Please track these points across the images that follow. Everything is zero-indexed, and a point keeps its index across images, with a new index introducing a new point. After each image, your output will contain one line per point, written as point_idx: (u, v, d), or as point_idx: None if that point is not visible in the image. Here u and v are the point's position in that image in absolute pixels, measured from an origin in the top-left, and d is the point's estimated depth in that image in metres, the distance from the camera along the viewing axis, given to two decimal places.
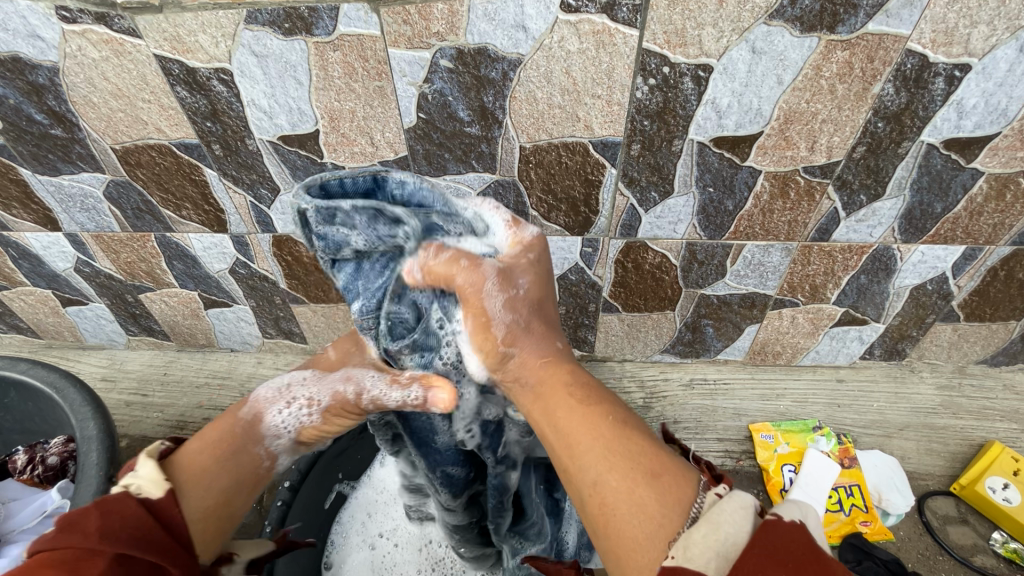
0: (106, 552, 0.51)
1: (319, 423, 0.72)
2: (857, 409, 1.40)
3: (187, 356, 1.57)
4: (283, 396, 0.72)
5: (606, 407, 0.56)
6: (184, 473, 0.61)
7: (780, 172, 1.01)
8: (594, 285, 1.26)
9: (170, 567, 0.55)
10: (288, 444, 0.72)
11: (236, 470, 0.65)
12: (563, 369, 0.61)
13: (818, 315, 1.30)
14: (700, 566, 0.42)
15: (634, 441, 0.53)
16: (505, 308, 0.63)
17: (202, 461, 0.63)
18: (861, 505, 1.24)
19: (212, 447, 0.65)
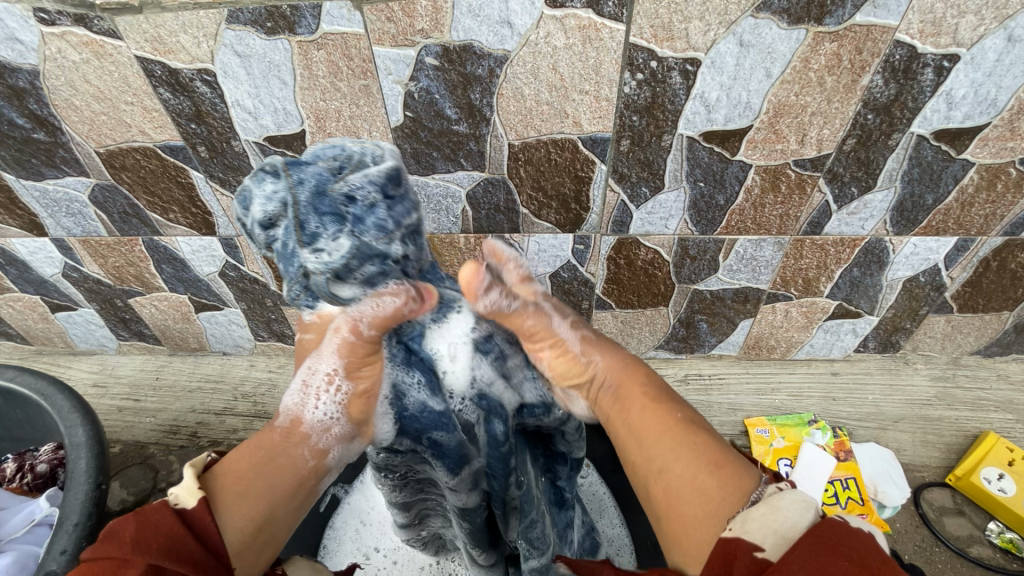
0: (142, 562, 0.45)
1: (354, 387, 0.63)
2: (852, 402, 1.40)
3: (180, 360, 1.56)
4: (308, 392, 0.63)
5: (676, 405, 0.58)
6: (226, 482, 0.56)
7: (771, 165, 1.01)
8: (587, 282, 1.26)
9: None
10: (339, 434, 0.64)
11: (276, 475, 0.59)
12: (641, 371, 0.62)
13: (812, 308, 1.29)
14: (757, 540, 0.41)
15: (699, 434, 0.53)
16: (575, 329, 0.65)
17: (241, 468, 0.58)
18: (857, 498, 1.24)
19: (251, 456, 0.59)
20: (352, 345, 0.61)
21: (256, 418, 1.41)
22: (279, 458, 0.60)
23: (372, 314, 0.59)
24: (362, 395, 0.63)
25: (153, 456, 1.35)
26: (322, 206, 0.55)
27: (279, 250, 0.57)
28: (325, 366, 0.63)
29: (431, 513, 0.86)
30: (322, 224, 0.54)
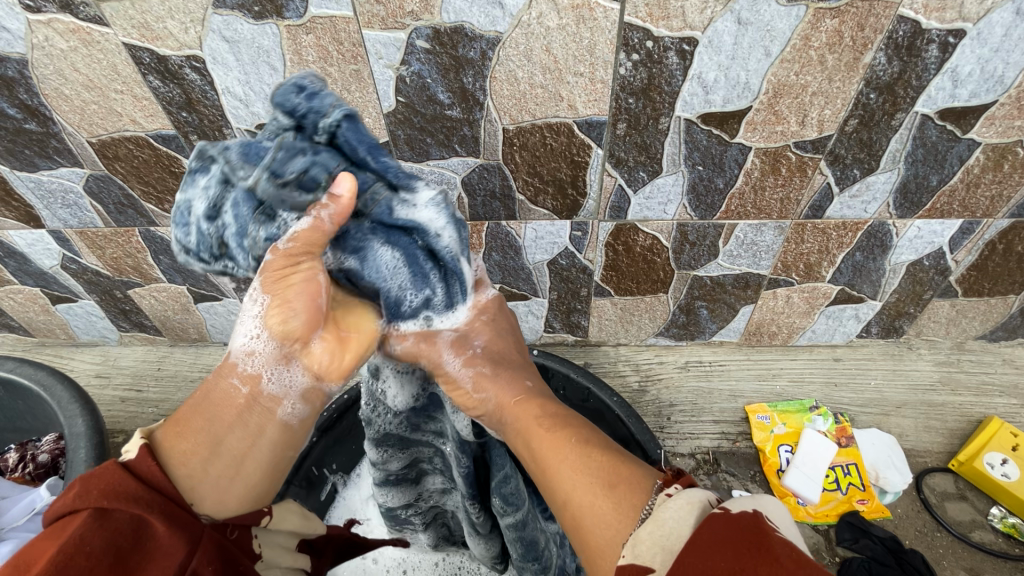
0: (87, 509, 0.54)
1: (272, 305, 0.63)
2: (854, 387, 1.39)
3: (180, 351, 1.58)
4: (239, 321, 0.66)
5: (572, 431, 0.66)
6: (170, 430, 0.64)
7: (771, 148, 0.99)
8: (585, 269, 1.25)
9: (153, 518, 0.57)
10: (268, 356, 0.66)
11: (213, 412, 0.64)
12: (534, 403, 0.72)
13: (813, 294, 1.28)
14: (647, 561, 0.47)
15: (594, 459, 0.61)
16: (466, 365, 0.77)
17: (186, 412, 0.65)
18: (858, 483, 1.25)
19: (195, 406, 0.66)
20: (274, 270, 0.62)
21: None
22: (214, 392, 0.66)
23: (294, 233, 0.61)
24: (285, 305, 0.62)
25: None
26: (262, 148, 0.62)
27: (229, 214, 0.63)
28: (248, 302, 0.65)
29: (428, 480, 0.92)
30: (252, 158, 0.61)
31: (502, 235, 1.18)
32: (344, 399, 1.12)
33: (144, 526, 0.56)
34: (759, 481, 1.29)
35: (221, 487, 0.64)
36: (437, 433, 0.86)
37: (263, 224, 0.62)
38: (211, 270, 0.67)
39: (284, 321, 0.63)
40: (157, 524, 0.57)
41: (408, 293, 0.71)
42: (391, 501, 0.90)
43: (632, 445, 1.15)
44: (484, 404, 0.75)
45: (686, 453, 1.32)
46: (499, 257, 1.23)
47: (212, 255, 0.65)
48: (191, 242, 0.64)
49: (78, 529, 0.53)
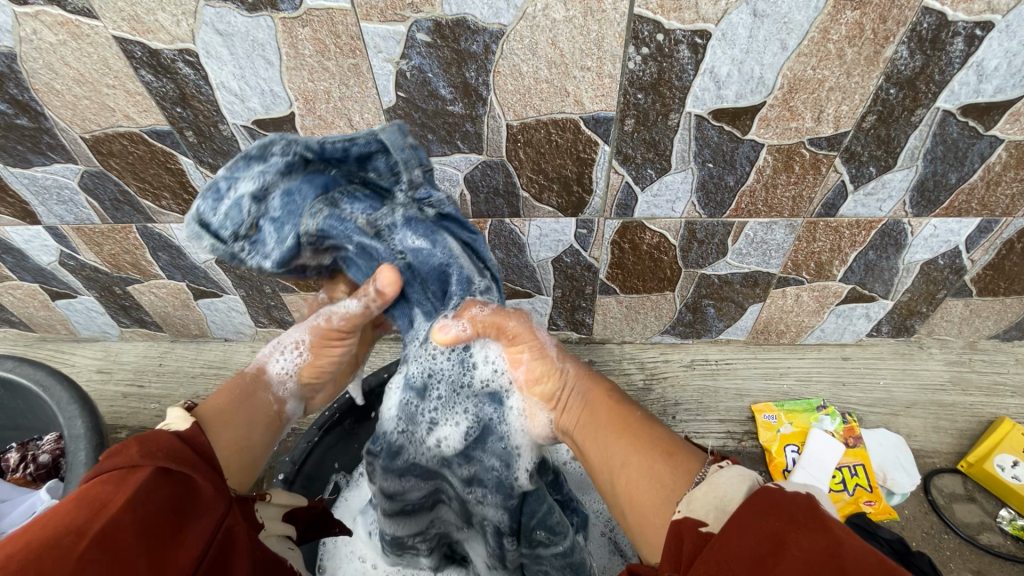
0: (151, 465, 0.55)
1: (309, 358, 0.92)
2: (862, 387, 1.37)
3: (182, 346, 1.57)
4: (281, 349, 0.93)
5: (631, 407, 0.67)
6: (212, 411, 0.75)
7: (784, 145, 0.95)
8: (590, 267, 1.23)
9: (203, 480, 0.60)
10: (291, 387, 0.92)
11: (249, 408, 0.81)
12: (604, 380, 0.71)
13: (823, 292, 1.25)
14: (701, 516, 0.49)
15: (656, 430, 0.62)
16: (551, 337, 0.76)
17: (222, 402, 0.78)
18: (865, 485, 1.24)
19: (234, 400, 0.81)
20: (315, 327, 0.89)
21: None
22: (247, 394, 0.83)
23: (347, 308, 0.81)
24: (315, 364, 0.92)
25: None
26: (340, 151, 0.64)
27: (283, 205, 0.62)
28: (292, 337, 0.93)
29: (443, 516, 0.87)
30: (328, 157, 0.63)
31: (505, 233, 1.16)
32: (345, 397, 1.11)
33: (195, 486, 0.59)
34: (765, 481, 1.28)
35: (242, 472, 0.75)
36: (464, 478, 0.77)
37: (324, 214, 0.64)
38: (227, 251, 0.63)
39: (312, 368, 0.92)
40: (208, 487, 0.59)
41: (475, 275, 0.73)
42: (398, 530, 0.83)
43: None
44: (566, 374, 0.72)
45: None
46: (502, 255, 1.22)
47: (240, 233, 0.62)
48: (223, 216, 0.61)
49: (143, 481, 0.54)
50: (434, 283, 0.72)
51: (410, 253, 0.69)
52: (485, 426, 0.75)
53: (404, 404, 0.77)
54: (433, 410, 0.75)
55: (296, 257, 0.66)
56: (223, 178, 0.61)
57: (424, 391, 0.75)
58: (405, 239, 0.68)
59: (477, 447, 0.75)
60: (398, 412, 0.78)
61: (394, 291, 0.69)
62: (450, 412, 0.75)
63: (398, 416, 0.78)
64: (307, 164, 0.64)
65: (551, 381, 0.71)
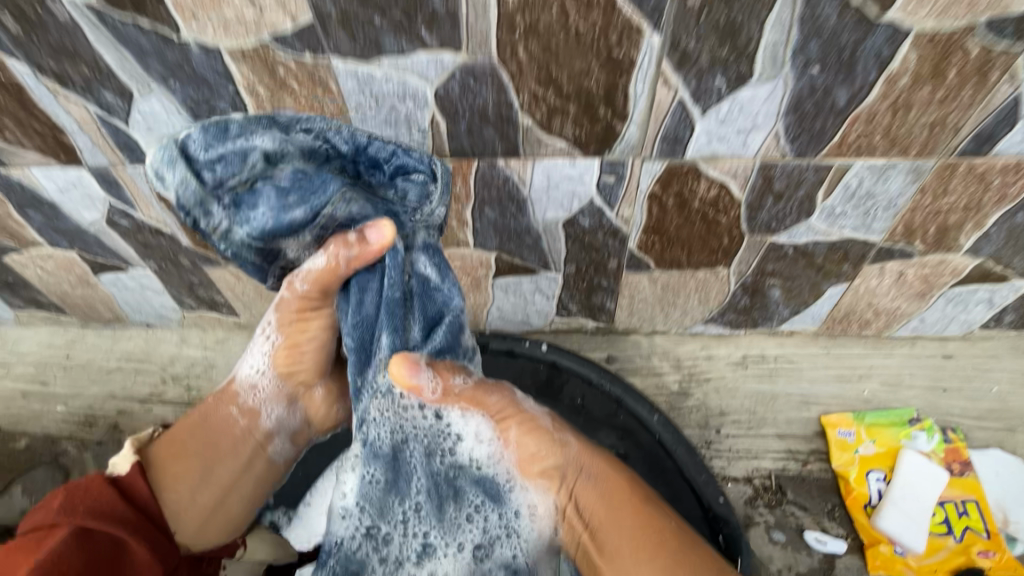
0: (68, 523, 0.71)
1: (281, 349, 0.82)
2: (969, 396, 1.03)
3: (94, 333, 1.23)
4: (254, 347, 0.85)
5: (651, 509, 0.71)
6: (167, 457, 0.82)
7: (942, 31, 0.60)
8: (616, 233, 0.89)
9: (127, 538, 0.75)
10: (267, 391, 0.86)
11: (208, 442, 0.83)
12: (615, 471, 0.74)
13: (938, 270, 0.90)
14: None
15: (672, 543, 0.67)
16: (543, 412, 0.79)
17: (183, 439, 0.83)
18: (979, 529, 0.92)
19: (193, 428, 0.84)
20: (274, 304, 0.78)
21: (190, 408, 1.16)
22: (214, 414, 0.85)
23: (307, 271, 0.70)
24: (291, 347, 0.82)
25: (66, 454, 1.15)
26: (366, 151, 0.65)
27: (285, 180, 0.62)
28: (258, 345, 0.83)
29: None
30: (347, 148, 0.64)
31: (498, 183, 0.82)
32: None
33: (117, 544, 0.74)
34: (840, 519, 0.97)
35: (194, 517, 0.83)
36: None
37: (300, 202, 0.62)
38: (206, 198, 0.60)
39: (289, 361, 0.83)
40: (130, 543, 0.75)
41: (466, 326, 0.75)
42: None
43: (675, 480, 0.84)
44: (564, 448, 0.76)
45: (740, 479, 1.00)
46: (494, 214, 0.88)
47: (226, 190, 0.61)
48: (216, 166, 0.59)
49: (58, 543, 0.70)
50: (421, 318, 0.71)
51: (417, 280, 0.70)
52: (476, 522, 0.82)
53: (371, 496, 0.79)
54: (416, 501, 0.81)
55: (272, 237, 0.64)
56: (234, 120, 0.60)
57: (404, 486, 0.79)
58: (420, 263, 0.70)
59: (472, 548, 0.83)
60: (360, 504, 0.81)
61: (379, 249, 0.65)
62: (443, 517, 0.82)
63: (361, 510, 0.81)
64: (329, 158, 0.65)
65: (553, 458, 0.75)
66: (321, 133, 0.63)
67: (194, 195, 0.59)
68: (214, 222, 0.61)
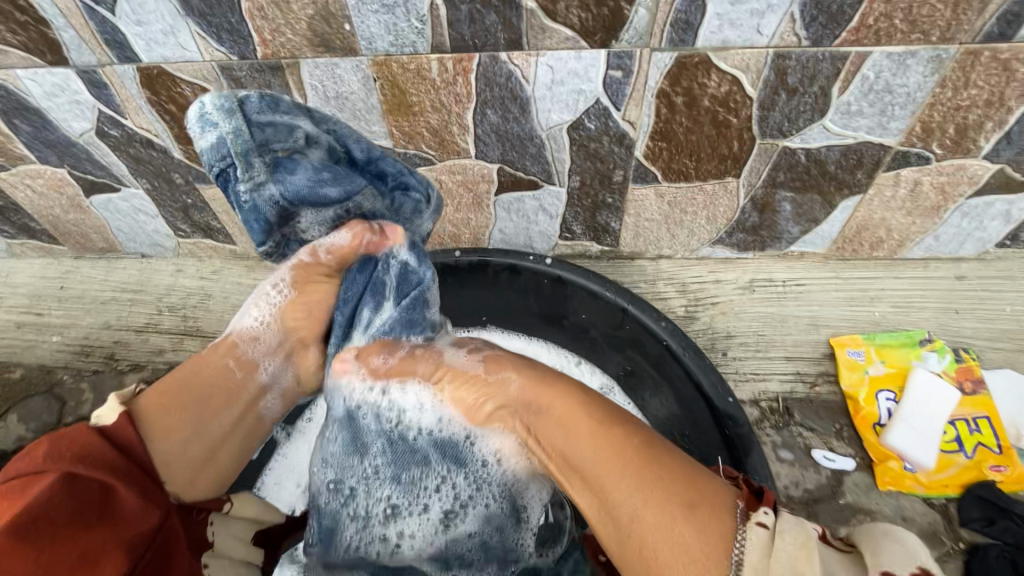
0: (55, 471, 0.60)
1: (292, 304, 0.79)
2: (982, 316, 1.02)
3: (89, 265, 1.22)
4: (257, 302, 0.81)
5: (623, 429, 0.58)
6: (160, 409, 0.70)
7: None
8: (622, 139, 0.86)
9: (119, 488, 0.64)
10: (267, 346, 0.80)
11: (203, 393, 0.74)
12: (570, 396, 0.62)
13: (955, 179, 0.88)
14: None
15: (658, 466, 0.55)
16: (469, 353, 0.71)
17: (176, 390, 0.72)
18: (991, 444, 0.91)
19: (187, 378, 0.74)
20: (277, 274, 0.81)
21: (187, 337, 1.14)
22: (211, 367, 0.76)
23: (330, 244, 0.75)
24: (298, 307, 0.80)
25: (62, 385, 1.11)
26: (379, 165, 0.75)
27: (316, 162, 0.70)
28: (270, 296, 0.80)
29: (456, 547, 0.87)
30: (362, 157, 0.74)
31: (501, 81, 0.79)
32: None
33: (110, 492, 0.63)
34: (848, 438, 0.95)
35: (192, 472, 0.73)
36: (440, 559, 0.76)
37: (330, 179, 0.70)
38: (252, 152, 0.66)
39: (297, 318, 0.80)
40: (121, 493, 0.64)
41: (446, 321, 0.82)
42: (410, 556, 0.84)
43: (684, 385, 0.85)
44: (505, 385, 0.66)
45: (747, 401, 0.98)
46: (496, 118, 0.85)
47: (265, 152, 0.67)
48: (265, 129, 0.66)
49: (44, 491, 0.59)
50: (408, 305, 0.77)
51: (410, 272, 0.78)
52: (445, 487, 0.74)
53: (330, 455, 0.75)
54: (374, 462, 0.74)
55: (293, 204, 0.70)
56: (287, 100, 0.69)
57: (361, 443, 0.73)
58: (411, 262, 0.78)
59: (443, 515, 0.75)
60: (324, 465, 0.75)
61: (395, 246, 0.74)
62: (406, 482, 0.74)
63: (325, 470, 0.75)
64: (347, 161, 0.74)
65: (484, 396, 0.67)
66: (343, 138, 0.73)
67: (238, 145, 0.65)
68: (251, 176, 0.66)
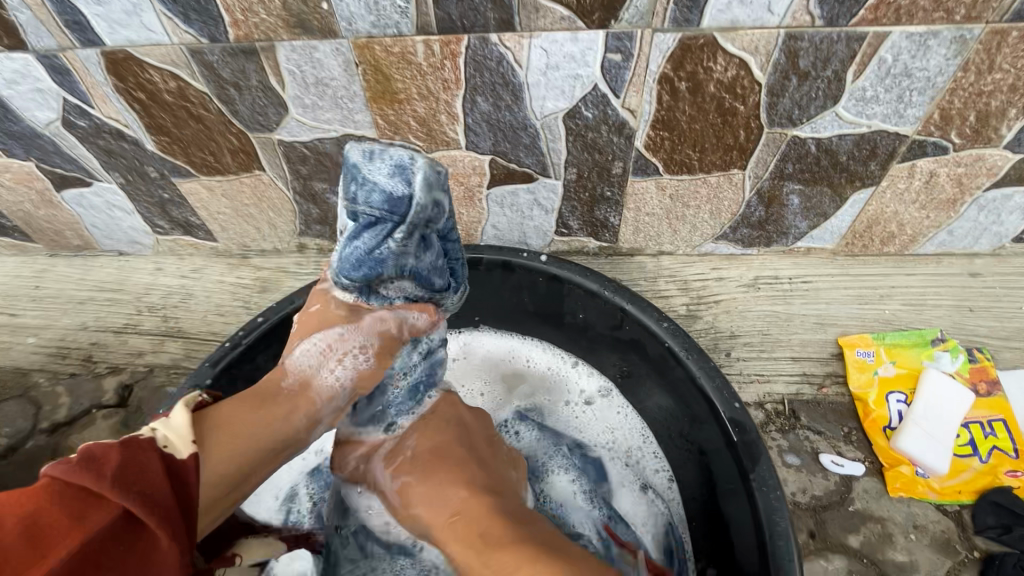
0: (125, 509, 0.42)
1: (374, 370, 0.65)
2: (997, 314, 0.97)
3: (64, 264, 1.16)
4: (332, 351, 0.63)
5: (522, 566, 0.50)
6: (223, 447, 0.52)
7: None
8: (622, 128, 0.81)
9: (173, 548, 0.45)
10: (336, 407, 0.63)
11: (273, 444, 0.56)
12: (472, 530, 0.55)
13: (973, 170, 0.83)
14: None
15: None
16: (393, 477, 0.66)
17: (242, 432, 0.54)
18: (1007, 448, 0.87)
19: (256, 419, 0.56)
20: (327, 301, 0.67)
21: (166, 338, 1.06)
22: (281, 407, 0.58)
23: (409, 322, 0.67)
24: (371, 376, 0.65)
25: (38, 387, 1.03)
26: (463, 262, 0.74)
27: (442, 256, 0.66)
28: (350, 345, 0.64)
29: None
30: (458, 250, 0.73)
31: (492, 66, 0.74)
32: (259, 322, 0.81)
33: (163, 550, 0.44)
34: (857, 442, 0.90)
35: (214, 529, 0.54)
36: None
37: (441, 279, 0.67)
38: (414, 229, 0.60)
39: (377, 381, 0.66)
40: (174, 555, 0.45)
41: None
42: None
43: (686, 389, 0.78)
44: (419, 519, 0.62)
45: (751, 404, 0.93)
46: (487, 106, 0.79)
47: (419, 231, 0.61)
48: (435, 213, 0.61)
49: (106, 532, 0.41)
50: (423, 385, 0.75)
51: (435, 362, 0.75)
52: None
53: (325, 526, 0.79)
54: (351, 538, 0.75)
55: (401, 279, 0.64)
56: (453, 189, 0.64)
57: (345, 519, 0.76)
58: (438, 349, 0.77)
59: None
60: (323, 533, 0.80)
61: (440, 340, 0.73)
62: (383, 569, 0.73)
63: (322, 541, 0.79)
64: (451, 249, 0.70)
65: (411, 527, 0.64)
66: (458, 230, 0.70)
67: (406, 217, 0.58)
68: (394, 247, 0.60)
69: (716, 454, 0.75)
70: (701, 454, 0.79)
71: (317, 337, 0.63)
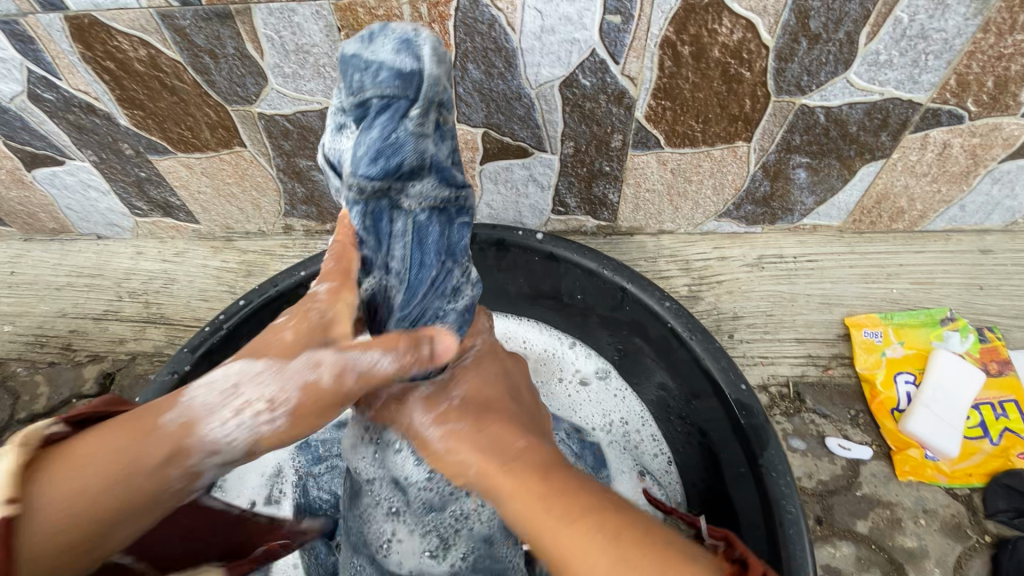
0: None
1: (285, 429, 0.43)
2: (1009, 292, 0.94)
3: (41, 249, 1.11)
4: (231, 392, 0.42)
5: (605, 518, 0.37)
6: (62, 498, 0.36)
7: None
8: (621, 97, 0.77)
9: None
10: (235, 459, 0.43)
11: (129, 504, 0.38)
12: (537, 475, 0.41)
13: (988, 140, 0.80)
14: None
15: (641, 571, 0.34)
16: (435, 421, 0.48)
17: (84, 482, 0.37)
18: (1019, 429, 0.84)
19: (108, 470, 0.38)
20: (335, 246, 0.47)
21: (149, 325, 1.02)
22: (148, 453, 0.39)
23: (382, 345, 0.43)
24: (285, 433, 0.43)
25: (14, 376, 0.98)
26: None
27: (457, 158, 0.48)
28: (255, 392, 0.42)
29: None
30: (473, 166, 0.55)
31: (483, 30, 0.70)
32: (241, 305, 0.77)
33: None
34: (864, 425, 0.87)
35: None
36: None
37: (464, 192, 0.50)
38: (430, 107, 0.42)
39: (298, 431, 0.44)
40: None
41: None
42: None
43: (688, 369, 0.75)
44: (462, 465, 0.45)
45: (755, 386, 0.89)
46: (479, 74, 0.75)
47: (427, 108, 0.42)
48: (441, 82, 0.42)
49: None
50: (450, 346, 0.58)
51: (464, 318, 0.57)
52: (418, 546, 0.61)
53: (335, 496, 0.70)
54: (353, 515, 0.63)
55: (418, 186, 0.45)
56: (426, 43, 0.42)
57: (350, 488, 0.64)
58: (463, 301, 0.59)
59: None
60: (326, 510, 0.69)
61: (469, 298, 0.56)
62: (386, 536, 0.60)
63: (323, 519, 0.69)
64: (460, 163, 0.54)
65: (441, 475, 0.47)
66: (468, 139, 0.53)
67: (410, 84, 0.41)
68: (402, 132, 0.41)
69: (720, 438, 0.72)
70: (702, 435, 0.76)
71: (233, 368, 0.43)
